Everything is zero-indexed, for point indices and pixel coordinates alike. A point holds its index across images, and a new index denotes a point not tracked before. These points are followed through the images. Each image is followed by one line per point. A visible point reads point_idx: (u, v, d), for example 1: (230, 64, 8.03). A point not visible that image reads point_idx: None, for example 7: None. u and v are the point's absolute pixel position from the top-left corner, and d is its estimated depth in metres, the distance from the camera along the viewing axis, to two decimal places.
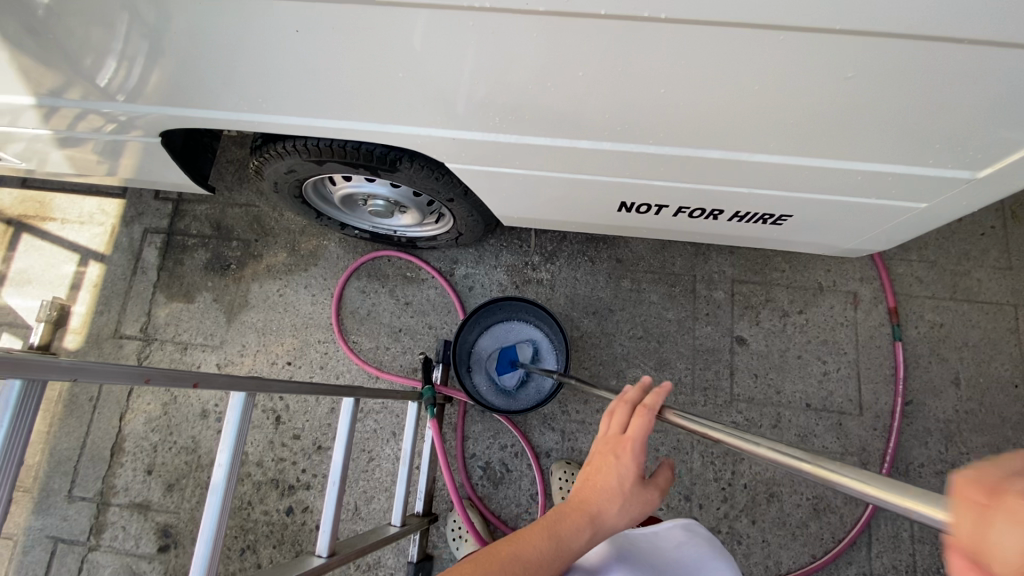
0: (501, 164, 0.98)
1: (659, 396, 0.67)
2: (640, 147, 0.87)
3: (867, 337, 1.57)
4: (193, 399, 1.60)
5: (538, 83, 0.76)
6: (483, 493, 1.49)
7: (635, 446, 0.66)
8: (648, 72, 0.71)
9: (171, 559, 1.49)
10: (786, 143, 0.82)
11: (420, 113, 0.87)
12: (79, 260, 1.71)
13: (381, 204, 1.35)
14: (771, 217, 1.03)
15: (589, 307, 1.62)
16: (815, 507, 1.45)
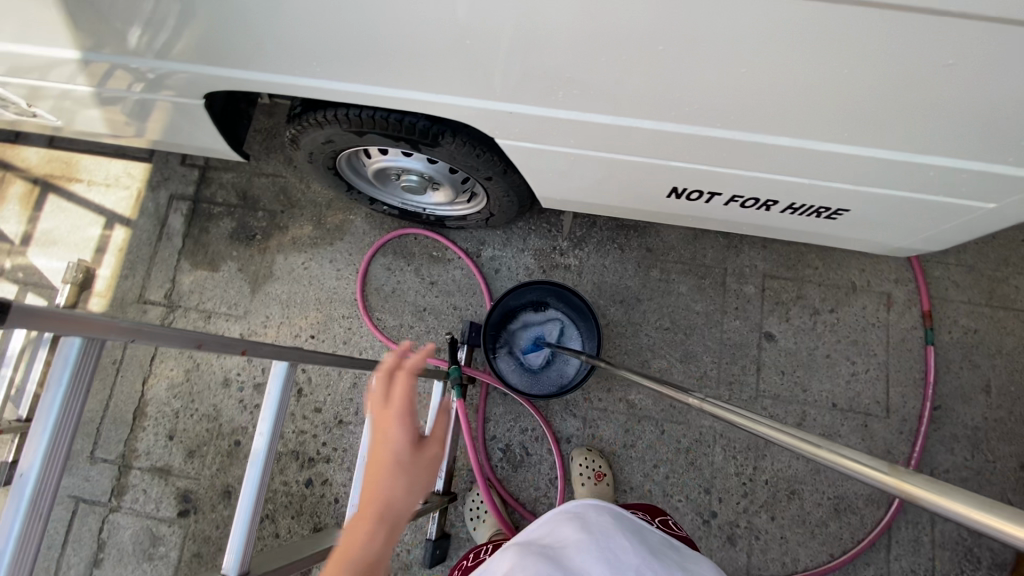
0: (549, 143, 0.94)
1: (418, 357, 0.57)
2: (703, 130, 0.83)
3: (899, 340, 1.54)
4: (216, 368, 1.60)
5: (611, 56, 0.73)
6: (502, 475, 1.49)
7: (394, 412, 0.53)
8: (733, 47, 0.68)
9: (191, 524, 1.50)
10: (860, 132, 0.79)
11: (477, 85, 0.84)
12: (104, 223, 1.70)
13: (414, 179, 1.31)
14: (826, 210, 0.99)
15: (616, 296, 1.59)
16: (835, 507, 1.44)
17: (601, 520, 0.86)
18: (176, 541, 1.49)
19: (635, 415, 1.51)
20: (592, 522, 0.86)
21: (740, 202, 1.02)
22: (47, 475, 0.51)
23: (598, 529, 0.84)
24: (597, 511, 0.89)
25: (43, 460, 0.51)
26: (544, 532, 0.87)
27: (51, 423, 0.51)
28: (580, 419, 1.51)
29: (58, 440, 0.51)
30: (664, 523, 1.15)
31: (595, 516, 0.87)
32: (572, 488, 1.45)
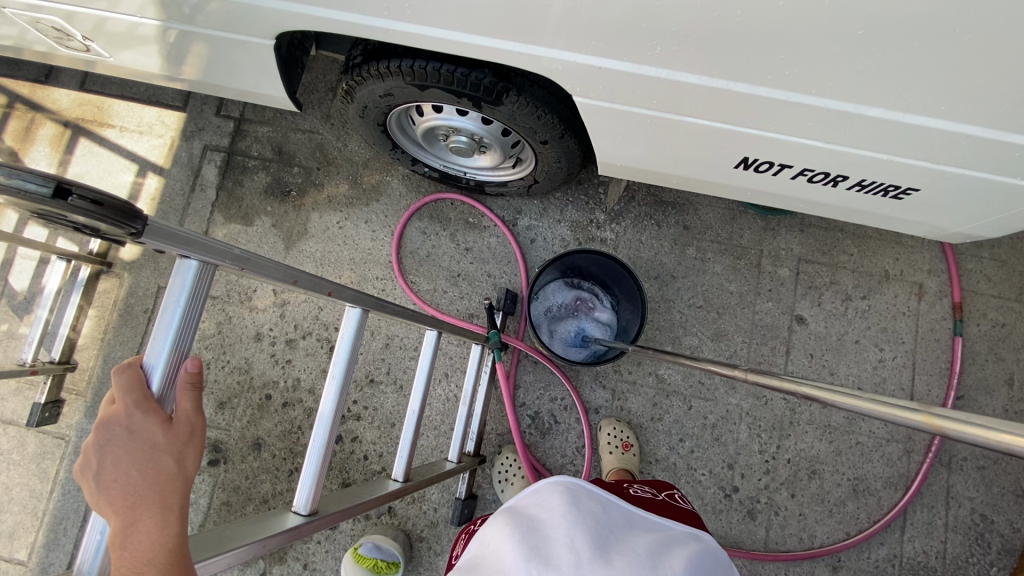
0: (628, 101, 0.93)
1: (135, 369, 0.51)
2: (794, 96, 0.83)
3: (928, 330, 1.55)
4: (248, 321, 1.59)
5: (730, 10, 0.72)
6: (531, 441, 1.51)
7: (124, 413, 0.50)
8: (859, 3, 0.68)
9: (220, 473, 1.51)
10: (955, 106, 0.79)
11: (569, 36, 0.83)
12: (137, 170, 1.68)
13: (464, 140, 1.28)
14: (894, 189, 1.00)
15: (651, 272, 1.60)
16: (854, 487, 1.47)
17: (592, 502, 0.81)
18: (205, 489, 1.50)
19: (664, 389, 1.53)
20: (583, 503, 0.80)
21: (808, 175, 1.01)
22: (165, 394, 0.52)
23: (584, 510, 0.78)
24: (587, 493, 0.83)
25: (161, 380, 0.52)
26: (534, 500, 0.83)
27: (168, 344, 0.51)
28: (609, 391, 1.53)
29: (175, 364, 0.52)
30: (670, 496, 1.07)
31: (586, 498, 0.82)
32: (599, 457, 1.47)
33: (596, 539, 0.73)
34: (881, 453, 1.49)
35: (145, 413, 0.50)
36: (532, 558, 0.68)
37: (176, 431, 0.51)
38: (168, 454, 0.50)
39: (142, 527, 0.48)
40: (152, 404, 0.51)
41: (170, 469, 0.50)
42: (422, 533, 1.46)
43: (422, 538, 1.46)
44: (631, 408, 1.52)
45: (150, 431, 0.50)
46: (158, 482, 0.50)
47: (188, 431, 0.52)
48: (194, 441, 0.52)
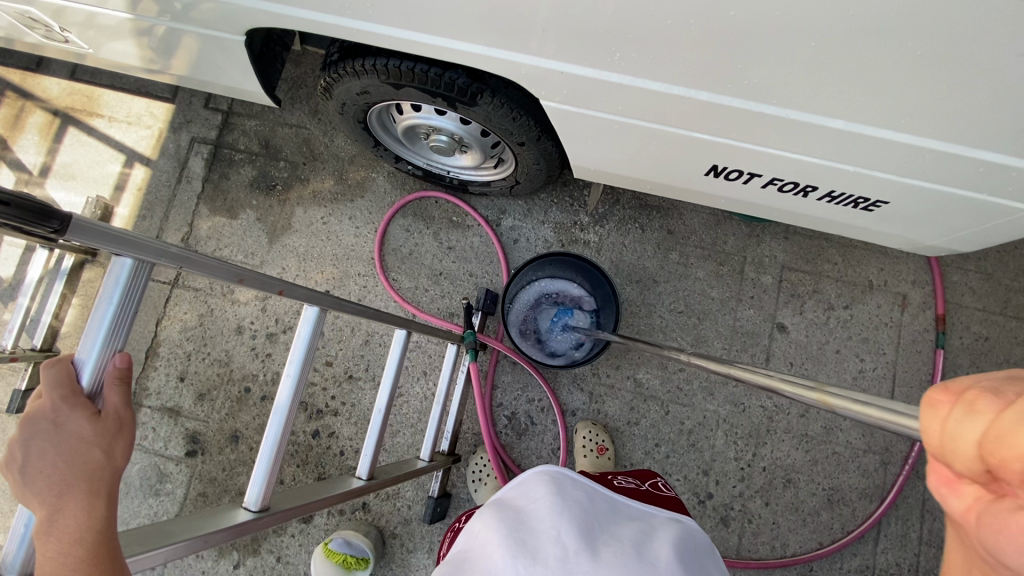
0: (594, 107, 0.92)
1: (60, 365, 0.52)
2: (756, 107, 0.82)
3: (910, 341, 1.54)
4: (230, 314, 1.60)
5: (683, 19, 0.70)
6: (506, 442, 1.51)
7: (48, 409, 0.51)
8: (811, 15, 0.66)
9: (197, 464, 1.52)
10: (918, 121, 0.77)
11: (531, 41, 0.82)
12: (124, 161, 1.69)
13: (444, 139, 1.28)
14: (865, 201, 0.99)
15: (633, 276, 1.59)
16: (829, 497, 1.47)
17: (580, 492, 0.80)
18: (182, 480, 1.51)
19: (641, 394, 1.52)
20: (569, 492, 0.79)
21: (778, 184, 1.01)
22: (96, 387, 0.52)
23: (573, 500, 0.77)
24: (575, 483, 0.82)
25: (90, 376, 0.52)
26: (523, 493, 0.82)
27: (99, 341, 0.52)
28: (586, 394, 1.53)
29: (104, 361, 0.52)
30: (653, 486, 1.07)
31: (574, 488, 0.81)
32: (573, 459, 1.47)
33: (585, 528, 0.72)
34: (857, 464, 1.48)
35: (70, 409, 0.51)
36: (518, 553, 0.66)
37: (104, 424, 0.52)
38: (95, 447, 0.51)
39: (70, 514, 0.50)
40: (80, 399, 0.52)
41: (97, 461, 0.51)
42: (395, 530, 1.46)
43: (395, 535, 1.46)
44: (608, 411, 1.52)
45: (76, 424, 0.51)
46: (87, 471, 0.51)
47: (117, 424, 0.52)
48: (124, 433, 0.53)
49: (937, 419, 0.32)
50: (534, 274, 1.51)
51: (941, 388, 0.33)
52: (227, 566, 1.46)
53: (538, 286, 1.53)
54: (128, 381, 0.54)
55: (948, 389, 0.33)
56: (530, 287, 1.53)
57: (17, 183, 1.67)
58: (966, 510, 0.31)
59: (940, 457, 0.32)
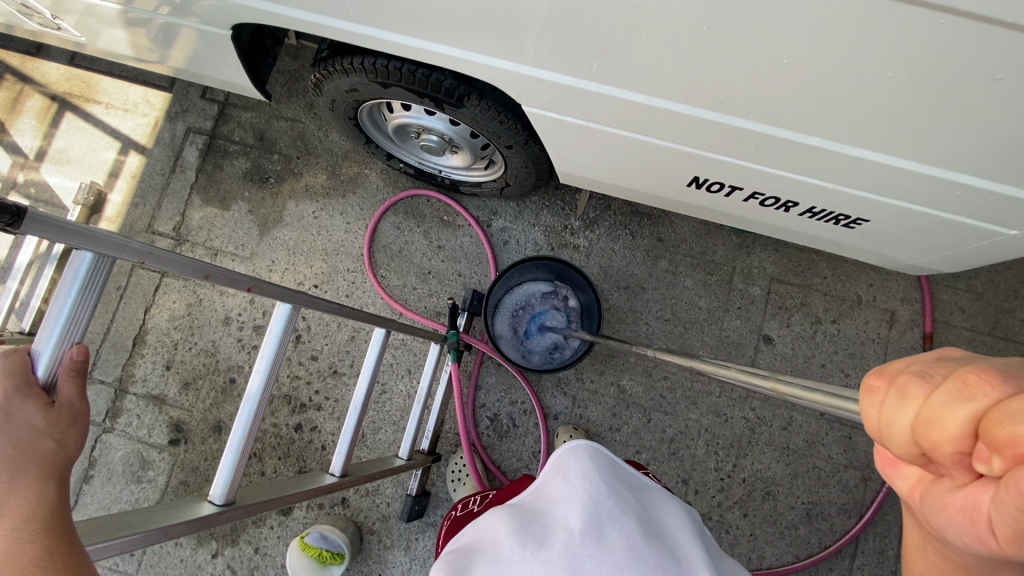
0: (575, 115, 0.92)
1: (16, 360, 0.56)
2: (733, 121, 0.81)
3: (896, 358, 1.54)
4: (218, 305, 1.60)
5: (657, 31, 0.70)
6: (487, 443, 1.52)
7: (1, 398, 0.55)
8: (782, 34, 0.66)
9: (180, 453, 1.53)
10: (894, 142, 0.77)
11: (511, 48, 0.82)
12: (119, 148, 1.69)
13: (434, 139, 1.28)
14: (846, 218, 0.99)
15: (620, 282, 1.59)
16: (808, 511, 1.47)
17: (581, 464, 0.76)
18: (164, 467, 1.52)
19: (624, 400, 1.52)
20: (573, 469, 0.75)
21: (760, 198, 1.01)
22: (50, 375, 0.57)
23: (578, 479, 0.73)
24: (577, 455, 0.78)
25: (46, 365, 0.56)
26: (534, 496, 0.78)
27: (55, 334, 0.55)
28: (569, 398, 1.53)
29: (60, 353, 0.56)
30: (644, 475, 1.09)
31: (574, 462, 0.77)
32: None
33: (593, 501, 0.68)
34: (837, 479, 1.48)
35: (25, 399, 0.55)
36: (525, 542, 0.63)
37: (57, 413, 0.57)
38: (48, 434, 0.56)
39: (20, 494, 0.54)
40: (34, 389, 0.56)
41: (49, 447, 0.56)
42: (373, 526, 1.47)
43: (373, 532, 1.47)
44: (590, 416, 1.52)
45: (28, 413, 0.55)
46: (40, 455, 0.56)
47: (69, 414, 0.57)
48: (76, 423, 0.58)
49: (874, 402, 0.33)
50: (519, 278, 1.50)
51: (876, 371, 0.34)
52: (205, 555, 1.46)
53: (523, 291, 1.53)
54: (84, 373, 0.59)
55: (882, 373, 0.33)
56: (516, 290, 1.52)
57: (13, 167, 1.68)
58: (910, 489, 0.36)
59: (873, 436, 0.33)
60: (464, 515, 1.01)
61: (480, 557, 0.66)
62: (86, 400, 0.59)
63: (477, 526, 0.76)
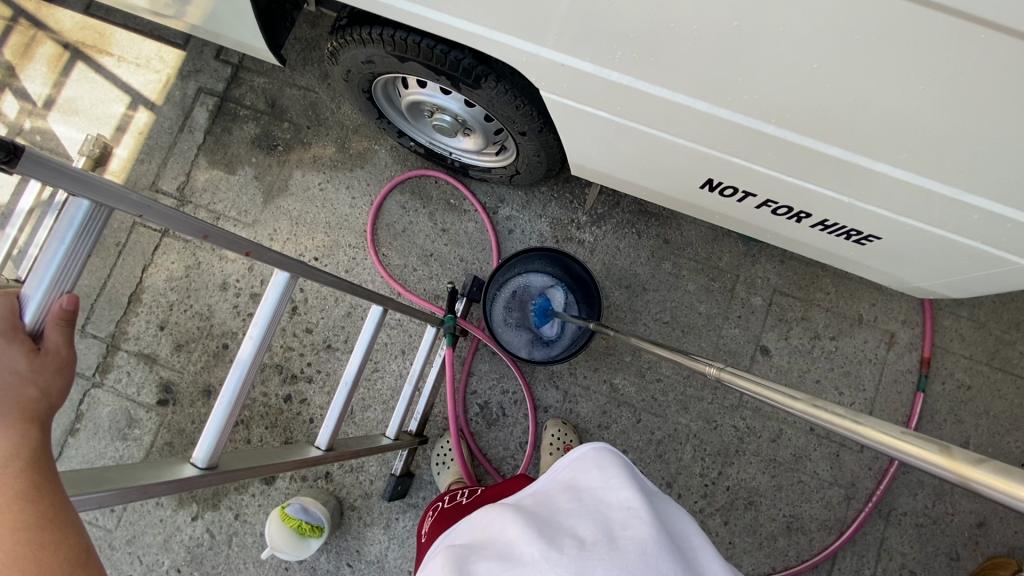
0: (593, 104, 0.91)
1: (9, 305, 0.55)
2: (754, 123, 0.80)
3: (891, 380, 1.53)
4: (216, 269, 1.59)
5: (684, 22, 0.68)
6: (475, 430, 1.51)
7: None
8: (814, 35, 0.64)
9: (167, 414, 1.53)
10: (915, 159, 0.76)
11: (534, 29, 0.80)
12: (128, 103, 1.67)
13: (447, 119, 1.26)
14: (857, 233, 0.98)
15: (622, 280, 1.58)
16: (788, 524, 1.47)
17: (597, 480, 0.72)
18: (150, 427, 1.52)
19: (615, 399, 1.52)
20: (587, 487, 0.71)
21: (772, 207, 1.00)
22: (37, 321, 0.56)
23: (589, 494, 0.70)
24: (588, 466, 0.75)
25: (34, 313, 0.56)
26: (536, 501, 0.75)
27: (46, 282, 0.54)
28: (561, 392, 1.53)
29: (48, 301, 0.55)
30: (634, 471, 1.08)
31: (587, 478, 0.73)
32: (539, 455, 1.47)
33: (604, 512, 0.65)
34: (821, 494, 1.48)
35: (10, 345, 0.55)
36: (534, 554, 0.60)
37: (42, 361, 0.56)
38: (33, 382, 0.56)
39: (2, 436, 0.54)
40: (21, 335, 0.55)
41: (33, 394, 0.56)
42: (354, 502, 1.47)
43: (353, 508, 1.47)
44: (580, 412, 1.52)
45: (13, 358, 0.55)
46: (24, 400, 0.56)
47: (55, 361, 0.56)
48: (62, 371, 0.57)
49: None
50: (542, 264, 1.49)
51: None
52: (185, 517, 1.47)
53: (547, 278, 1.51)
54: (72, 323, 0.57)
55: None
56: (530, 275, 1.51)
57: (20, 113, 1.66)
58: None
59: None
60: (451, 505, 1.01)
61: (483, 557, 0.64)
62: (73, 349, 0.58)
63: (477, 527, 0.73)
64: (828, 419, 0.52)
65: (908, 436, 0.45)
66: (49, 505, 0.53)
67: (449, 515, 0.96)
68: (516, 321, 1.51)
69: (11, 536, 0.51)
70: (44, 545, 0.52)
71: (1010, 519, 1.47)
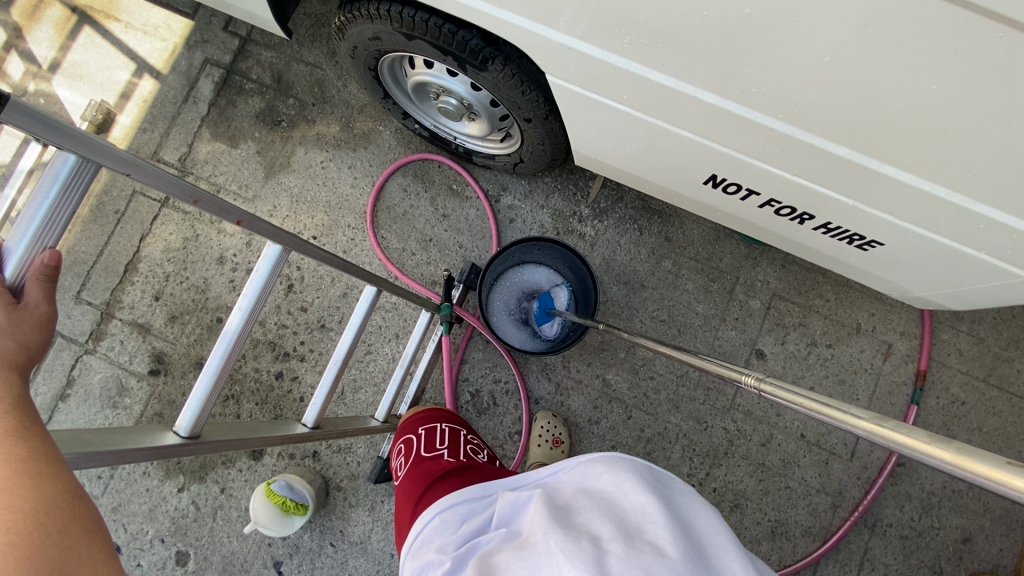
0: (599, 91, 0.89)
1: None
2: (762, 118, 0.78)
3: (885, 391, 1.52)
4: (214, 243, 1.58)
5: (696, 8, 0.66)
6: (465, 417, 1.51)
7: None
8: (827, 27, 0.63)
9: (158, 384, 1.52)
10: (923, 163, 0.74)
11: (544, 10, 0.78)
12: (134, 70, 1.65)
13: (452, 103, 1.24)
14: (860, 238, 0.97)
15: (621, 276, 1.57)
16: (772, 529, 1.46)
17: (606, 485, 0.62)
18: (141, 396, 1.52)
19: (607, 394, 1.51)
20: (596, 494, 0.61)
21: (775, 207, 0.99)
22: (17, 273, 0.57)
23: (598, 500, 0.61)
24: (598, 471, 0.65)
25: (14, 266, 0.56)
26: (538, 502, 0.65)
27: (28, 235, 0.55)
28: (553, 384, 1.52)
29: (30, 255, 0.56)
30: None
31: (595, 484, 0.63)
32: (527, 445, 1.47)
33: (618, 511, 0.57)
34: (807, 501, 1.47)
35: None
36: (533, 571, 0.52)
37: (21, 314, 0.57)
38: (11, 332, 0.57)
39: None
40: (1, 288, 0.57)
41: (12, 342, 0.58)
42: (341, 483, 1.47)
43: (339, 488, 1.47)
44: (571, 405, 1.51)
45: None
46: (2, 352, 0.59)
47: (33, 316, 0.58)
48: (41, 322, 0.59)
49: None
50: (541, 255, 1.47)
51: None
52: (171, 488, 1.47)
53: (551, 269, 1.49)
54: (53, 278, 0.59)
55: None
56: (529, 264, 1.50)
57: (25, 74, 1.64)
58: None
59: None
60: (426, 458, 0.91)
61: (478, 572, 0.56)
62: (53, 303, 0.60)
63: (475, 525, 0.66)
64: (906, 443, 0.45)
65: (1015, 470, 0.39)
66: (43, 441, 0.57)
67: (426, 468, 0.87)
68: (510, 309, 1.49)
69: (7, 467, 0.54)
70: (43, 474, 0.55)
71: (996, 536, 1.47)
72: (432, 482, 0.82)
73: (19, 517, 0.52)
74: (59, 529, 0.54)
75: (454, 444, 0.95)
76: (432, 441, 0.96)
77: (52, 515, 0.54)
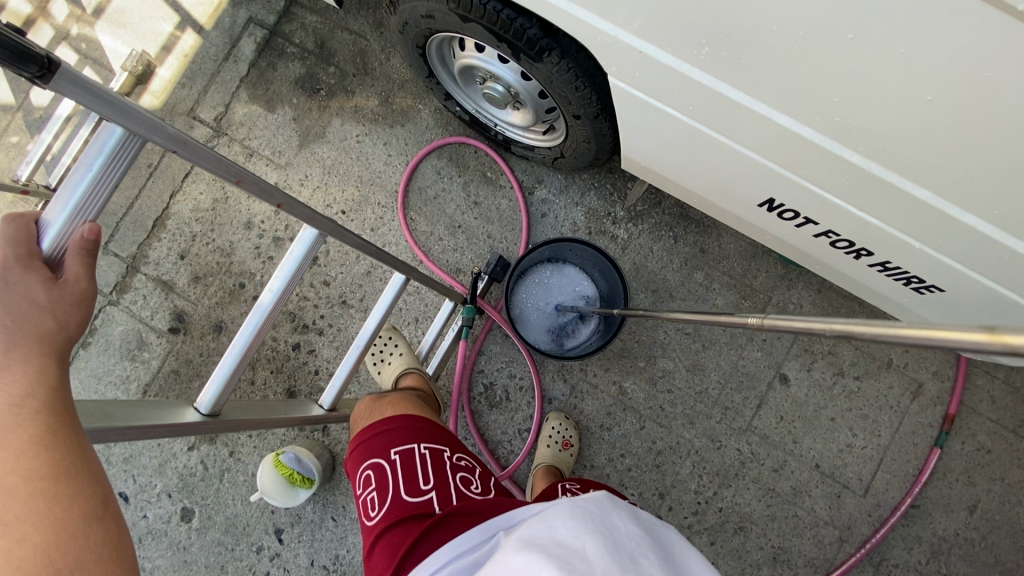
0: (663, 99, 0.84)
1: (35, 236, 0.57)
2: (838, 149, 0.73)
3: (909, 432, 1.48)
4: (243, 207, 1.57)
5: (789, 25, 0.62)
6: (476, 409, 1.50)
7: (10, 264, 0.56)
8: (931, 62, 0.58)
9: (177, 342, 1.53)
10: (1011, 218, 0.69)
11: (619, 8, 0.73)
12: (177, 23, 1.63)
13: (499, 90, 1.19)
14: (919, 282, 0.92)
15: (650, 284, 1.52)
16: (775, 556, 1.44)
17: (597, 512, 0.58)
18: (159, 352, 1.53)
19: (622, 402, 1.49)
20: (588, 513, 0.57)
21: (832, 238, 0.94)
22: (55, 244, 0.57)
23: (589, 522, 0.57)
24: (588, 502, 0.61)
25: (52, 237, 0.57)
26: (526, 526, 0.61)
27: (69, 206, 0.56)
28: (568, 385, 1.50)
29: (69, 225, 0.57)
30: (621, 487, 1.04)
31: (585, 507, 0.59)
32: (535, 445, 1.46)
33: (610, 536, 0.54)
34: (814, 532, 1.45)
35: (31, 273, 0.56)
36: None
37: (59, 291, 0.58)
38: (49, 309, 0.57)
39: (20, 367, 0.57)
40: (37, 262, 0.57)
41: (49, 324, 0.58)
42: None
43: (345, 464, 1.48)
44: (584, 409, 1.49)
45: (30, 286, 0.56)
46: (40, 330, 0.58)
47: (72, 293, 0.58)
48: (79, 302, 0.59)
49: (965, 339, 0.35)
50: (571, 256, 1.44)
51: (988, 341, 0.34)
52: (182, 446, 1.49)
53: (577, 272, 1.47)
54: (93, 253, 0.59)
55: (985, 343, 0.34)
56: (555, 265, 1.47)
57: (68, 17, 1.62)
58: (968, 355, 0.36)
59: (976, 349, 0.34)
60: (411, 503, 0.83)
61: None
62: (88, 283, 0.59)
63: None
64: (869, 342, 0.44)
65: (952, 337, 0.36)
66: (60, 455, 0.55)
67: (406, 521, 0.81)
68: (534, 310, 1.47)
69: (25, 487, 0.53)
70: (56, 499, 0.53)
71: None
72: (415, 542, 0.76)
73: (26, 556, 0.50)
74: (69, 564, 0.51)
75: (443, 485, 0.85)
76: (420, 476, 0.86)
77: (63, 547, 0.51)
